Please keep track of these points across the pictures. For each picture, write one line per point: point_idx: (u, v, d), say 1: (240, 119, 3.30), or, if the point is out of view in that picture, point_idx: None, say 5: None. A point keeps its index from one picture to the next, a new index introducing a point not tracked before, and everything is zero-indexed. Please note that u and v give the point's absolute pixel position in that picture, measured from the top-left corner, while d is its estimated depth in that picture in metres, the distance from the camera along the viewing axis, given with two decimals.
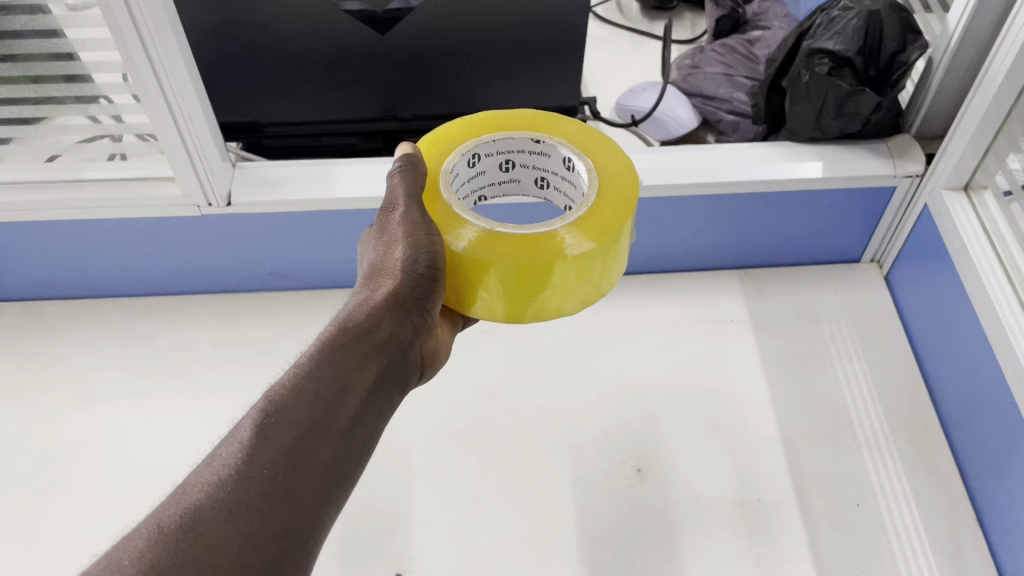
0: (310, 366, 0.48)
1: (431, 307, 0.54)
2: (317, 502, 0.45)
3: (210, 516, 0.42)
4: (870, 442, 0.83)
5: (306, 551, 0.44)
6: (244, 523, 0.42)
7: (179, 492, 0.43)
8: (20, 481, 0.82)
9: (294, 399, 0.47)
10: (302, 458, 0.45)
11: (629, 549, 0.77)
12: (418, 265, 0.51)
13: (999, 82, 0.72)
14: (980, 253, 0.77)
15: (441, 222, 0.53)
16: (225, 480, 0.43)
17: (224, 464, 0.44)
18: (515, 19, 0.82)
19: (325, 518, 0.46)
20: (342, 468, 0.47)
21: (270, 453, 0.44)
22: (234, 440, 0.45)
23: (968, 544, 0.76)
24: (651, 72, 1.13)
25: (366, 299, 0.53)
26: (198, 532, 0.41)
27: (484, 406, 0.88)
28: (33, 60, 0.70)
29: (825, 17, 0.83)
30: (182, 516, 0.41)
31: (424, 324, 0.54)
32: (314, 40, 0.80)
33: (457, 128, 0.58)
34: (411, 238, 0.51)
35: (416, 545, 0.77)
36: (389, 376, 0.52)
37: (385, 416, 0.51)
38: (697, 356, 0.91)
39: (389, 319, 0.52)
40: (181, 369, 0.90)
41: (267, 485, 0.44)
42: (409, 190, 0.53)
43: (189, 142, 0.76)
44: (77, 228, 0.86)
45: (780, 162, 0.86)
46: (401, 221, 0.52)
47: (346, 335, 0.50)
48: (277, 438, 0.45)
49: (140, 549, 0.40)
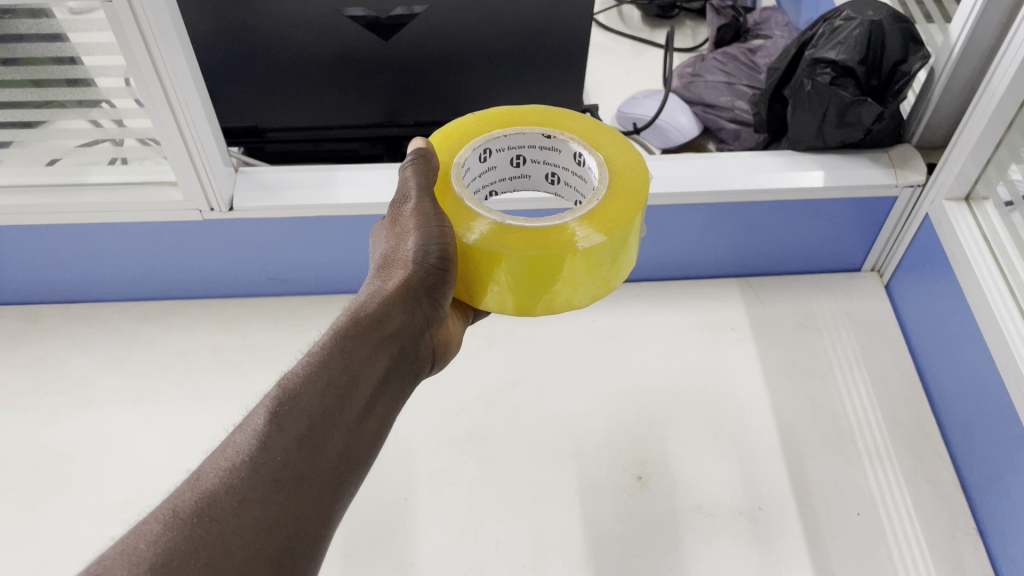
0: (321, 356, 0.48)
1: (442, 297, 0.54)
2: (329, 489, 0.45)
3: (224, 501, 0.41)
4: (871, 450, 0.83)
5: (318, 537, 0.44)
6: (257, 509, 0.42)
7: (193, 478, 0.43)
8: (18, 486, 0.81)
9: (307, 386, 0.47)
10: (315, 446, 0.45)
11: (630, 557, 0.76)
12: (429, 256, 0.52)
13: (1000, 95, 0.72)
14: (980, 262, 0.77)
15: (453, 215, 0.53)
16: (239, 466, 0.43)
17: (239, 450, 0.44)
18: (518, 26, 0.82)
19: (337, 505, 0.46)
20: (354, 456, 0.47)
21: (283, 441, 0.44)
22: (247, 428, 0.45)
23: (969, 553, 0.76)
24: (652, 80, 1.13)
25: (377, 288, 0.53)
26: (212, 518, 0.41)
27: (486, 412, 0.88)
28: (36, 63, 0.70)
29: (827, 28, 0.84)
30: (196, 501, 0.41)
31: (435, 314, 0.54)
32: (317, 46, 0.80)
33: (471, 122, 0.58)
34: (423, 229, 0.52)
35: (417, 551, 0.77)
36: (399, 365, 0.52)
37: (397, 404, 0.51)
38: (698, 364, 0.91)
39: (401, 308, 0.52)
40: (181, 374, 0.90)
41: (279, 471, 0.43)
42: (420, 181, 0.53)
43: (191, 145, 0.76)
44: (77, 233, 0.86)
45: (781, 171, 0.86)
46: (413, 212, 0.52)
47: (358, 325, 0.50)
48: (291, 426, 0.45)
49: (156, 534, 0.39)
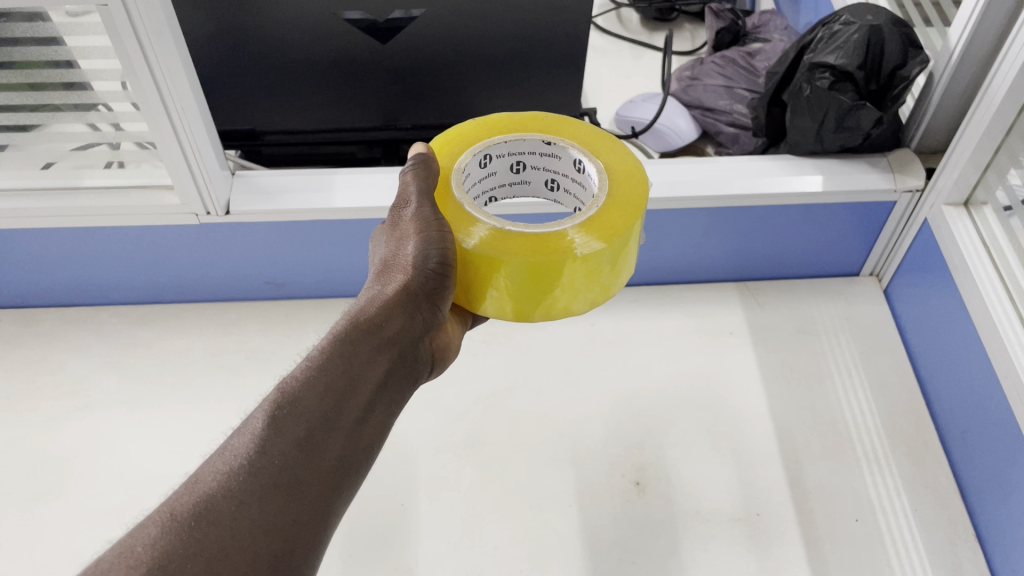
0: (320, 360, 0.48)
1: (441, 302, 0.54)
2: (328, 495, 0.45)
3: (222, 505, 0.41)
4: (870, 456, 0.83)
5: (316, 542, 0.44)
6: (255, 513, 0.42)
7: (191, 481, 0.43)
8: (13, 491, 0.81)
9: (307, 390, 0.46)
10: (313, 450, 0.45)
11: (628, 563, 0.76)
12: (429, 261, 0.51)
13: (999, 101, 0.72)
14: (980, 267, 0.77)
15: (453, 220, 0.52)
16: (237, 470, 0.43)
17: (237, 453, 0.44)
18: (516, 30, 0.82)
19: (336, 510, 0.45)
20: (352, 461, 0.47)
21: (282, 444, 0.44)
22: (246, 432, 0.45)
23: (968, 560, 0.76)
24: (651, 83, 1.13)
25: (377, 292, 0.53)
26: (210, 522, 0.40)
27: (483, 417, 0.87)
28: (32, 67, 0.70)
29: (826, 32, 0.84)
30: (194, 505, 0.41)
31: (434, 318, 0.54)
32: (315, 49, 0.80)
33: (471, 128, 0.58)
34: (423, 234, 0.51)
35: (414, 557, 0.77)
36: (399, 369, 0.52)
37: (396, 408, 0.51)
38: (697, 369, 0.91)
39: (400, 312, 0.52)
40: (178, 378, 0.90)
41: (278, 475, 0.43)
42: (421, 186, 0.53)
43: (188, 149, 0.75)
44: (74, 236, 0.86)
45: (780, 176, 0.86)
46: (413, 217, 0.52)
47: (357, 329, 0.50)
48: (289, 430, 0.45)
49: (154, 537, 0.39)
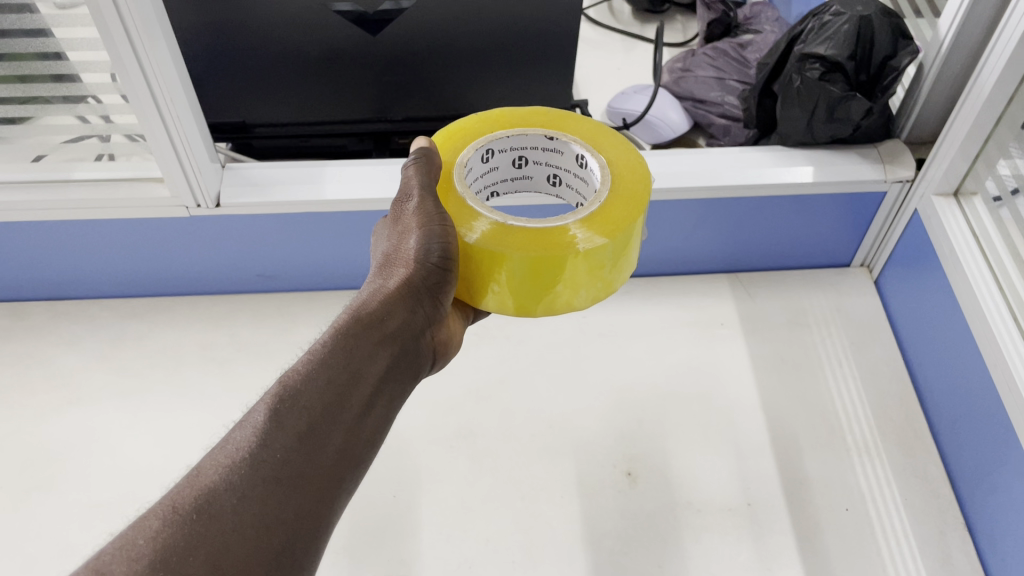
0: (322, 354, 0.48)
1: (443, 297, 0.53)
2: (329, 487, 0.45)
3: (224, 498, 0.41)
4: (860, 446, 0.84)
5: (316, 536, 0.44)
6: (256, 506, 0.42)
7: (193, 474, 0.43)
8: (5, 484, 0.81)
9: (308, 384, 0.46)
10: (314, 444, 0.45)
11: (619, 554, 0.76)
12: (430, 255, 0.51)
13: (987, 91, 0.72)
14: (970, 258, 0.77)
15: (456, 215, 0.53)
16: (239, 463, 0.43)
17: (239, 447, 0.43)
18: (507, 21, 0.81)
19: (336, 504, 0.45)
20: (353, 455, 0.47)
21: (283, 438, 0.44)
22: (247, 425, 0.45)
23: (957, 549, 0.77)
24: (642, 75, 1.13)
25: (378, 287, 0.53)
26: (210, 515, 0.40)
27: (475, 409, 0.87)
28: (20, 59, 0.69)
29: (817, 22, 0.83)
30: (196, 498, 0.41)
31: (435, 314, 0.54)
32: (304, 41, 0.80)
33: (474, 123, 0.58)
34: (425, 228, 0.51)
35: (405, 549, 0.77)
36: (400, 363, 0.52)
37: (397, 403, 0.51)
38: (688, 361, 0.91)
39: (401, 307, 0.52)
40: (169, 371, 0.90)
41: (279, 469, 0.43)
42: (423, 180, 0.53)
43: (178, 141, 0.75)
44: (64, 229, 0.85)
45: (771, 167, 0.86)
46: (414, 211, 0.52)
47: (359, 323, 0.50)
48: (291, 424, 0.45)
49: (155, 529, 0.39)
